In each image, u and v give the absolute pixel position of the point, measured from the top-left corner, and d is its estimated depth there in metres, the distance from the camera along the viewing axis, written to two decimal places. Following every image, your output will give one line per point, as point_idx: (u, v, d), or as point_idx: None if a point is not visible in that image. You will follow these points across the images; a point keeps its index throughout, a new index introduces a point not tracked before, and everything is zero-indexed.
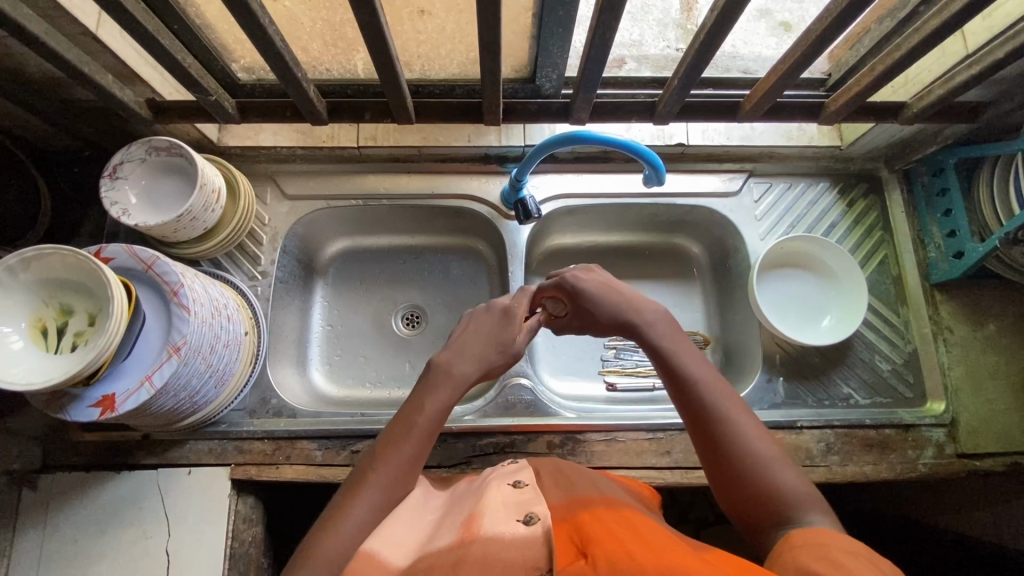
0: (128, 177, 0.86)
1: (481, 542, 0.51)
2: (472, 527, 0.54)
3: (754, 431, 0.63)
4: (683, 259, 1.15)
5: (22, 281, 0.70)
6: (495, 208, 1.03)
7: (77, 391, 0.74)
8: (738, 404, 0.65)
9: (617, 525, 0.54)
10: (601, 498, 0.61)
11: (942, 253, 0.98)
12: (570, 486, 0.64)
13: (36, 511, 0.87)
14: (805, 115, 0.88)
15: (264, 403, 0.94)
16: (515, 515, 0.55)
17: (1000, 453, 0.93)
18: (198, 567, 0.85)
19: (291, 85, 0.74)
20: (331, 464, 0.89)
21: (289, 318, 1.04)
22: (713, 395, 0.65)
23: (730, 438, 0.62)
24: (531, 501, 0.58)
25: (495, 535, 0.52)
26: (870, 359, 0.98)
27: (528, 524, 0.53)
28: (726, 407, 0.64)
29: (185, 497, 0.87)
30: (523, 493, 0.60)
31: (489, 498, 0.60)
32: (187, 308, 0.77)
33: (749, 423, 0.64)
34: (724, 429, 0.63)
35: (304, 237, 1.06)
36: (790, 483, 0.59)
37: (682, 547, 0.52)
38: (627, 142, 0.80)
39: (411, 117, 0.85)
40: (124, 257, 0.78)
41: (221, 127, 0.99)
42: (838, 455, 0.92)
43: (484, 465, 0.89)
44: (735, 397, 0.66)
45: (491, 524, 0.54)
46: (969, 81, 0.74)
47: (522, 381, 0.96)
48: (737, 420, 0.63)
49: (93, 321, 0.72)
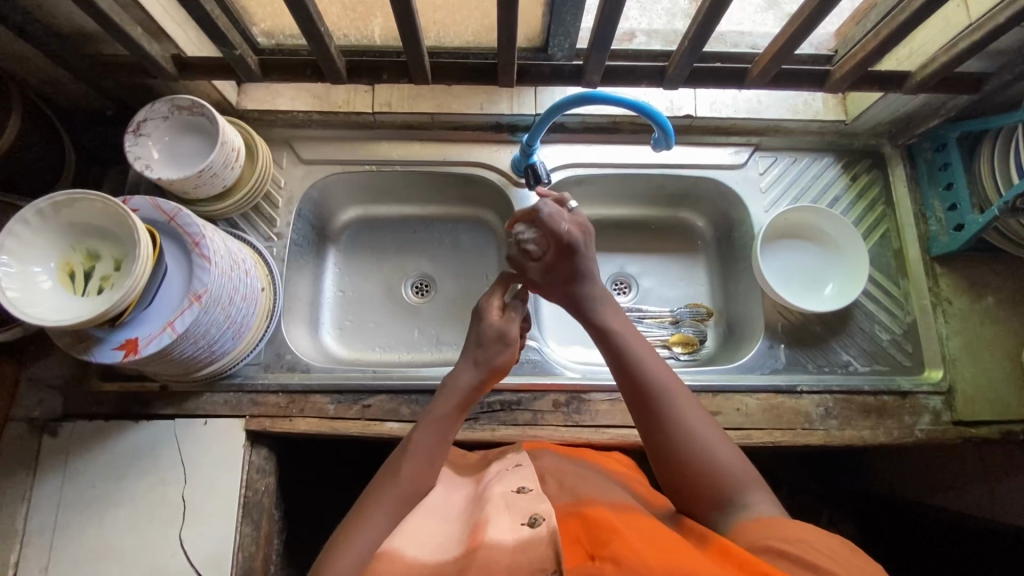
0: (151, 134, 0.88)
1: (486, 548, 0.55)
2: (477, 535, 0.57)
3: (694, 413, 0.69)
4: (688, 233, 1.18)
5: (51, 225, 0.73)
6: (506, 176, 1.06)
7: (101, 334, 0.76)
8: (682, 387, 0.72)
9: (620, 523, 0.59)
10: (605, 501, 0.66)
11: (944, 227, 1.00)
12: (574, 490, 0.69)
13: (57, 456, 0.90)
14: (811, 84, 0.90)
15: (279, 358, 0.96)
16: (520, 519, 0.59)
17: (996, 421, 0.95)
18: (213, 513, 0.88)
19: (313, 41, 0.76)
20: (343, 418, 0.92)
21: (303, 281, 1.07)
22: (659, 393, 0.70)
23: (672, 418, 0.69)
24: (534, 501, 0.61)
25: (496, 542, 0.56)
26: (870, 328, 1.00)
27: (533, 527, 0.57)
28: (671, 389, 0.70)
29: (201, 446, 0.90)
30: (528, 495, 0.63)
31: (494, 498, 0.63)
32: (208, 259, 0.79)
33: (689, 405, 0.70)
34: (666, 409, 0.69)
35: (318, 202, 1.09)
36: (727, 463, 0.66)
37: (681, 545, 0.57)
38: (640, 103, 0.83)
39: (427, 78, 0.87)
40: (148, 209, 0.81)
41: (240, 91, 1.02)
42: (837, 419, 0.94)
43: (492, 421, 0.92)
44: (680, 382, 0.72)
45: (497, 528, 0.57)
46: (970, 48, 0.77)
47: (530, 343, 0.99)
48: (681, 401, 0.70)
49: (119, 266, 0.75)
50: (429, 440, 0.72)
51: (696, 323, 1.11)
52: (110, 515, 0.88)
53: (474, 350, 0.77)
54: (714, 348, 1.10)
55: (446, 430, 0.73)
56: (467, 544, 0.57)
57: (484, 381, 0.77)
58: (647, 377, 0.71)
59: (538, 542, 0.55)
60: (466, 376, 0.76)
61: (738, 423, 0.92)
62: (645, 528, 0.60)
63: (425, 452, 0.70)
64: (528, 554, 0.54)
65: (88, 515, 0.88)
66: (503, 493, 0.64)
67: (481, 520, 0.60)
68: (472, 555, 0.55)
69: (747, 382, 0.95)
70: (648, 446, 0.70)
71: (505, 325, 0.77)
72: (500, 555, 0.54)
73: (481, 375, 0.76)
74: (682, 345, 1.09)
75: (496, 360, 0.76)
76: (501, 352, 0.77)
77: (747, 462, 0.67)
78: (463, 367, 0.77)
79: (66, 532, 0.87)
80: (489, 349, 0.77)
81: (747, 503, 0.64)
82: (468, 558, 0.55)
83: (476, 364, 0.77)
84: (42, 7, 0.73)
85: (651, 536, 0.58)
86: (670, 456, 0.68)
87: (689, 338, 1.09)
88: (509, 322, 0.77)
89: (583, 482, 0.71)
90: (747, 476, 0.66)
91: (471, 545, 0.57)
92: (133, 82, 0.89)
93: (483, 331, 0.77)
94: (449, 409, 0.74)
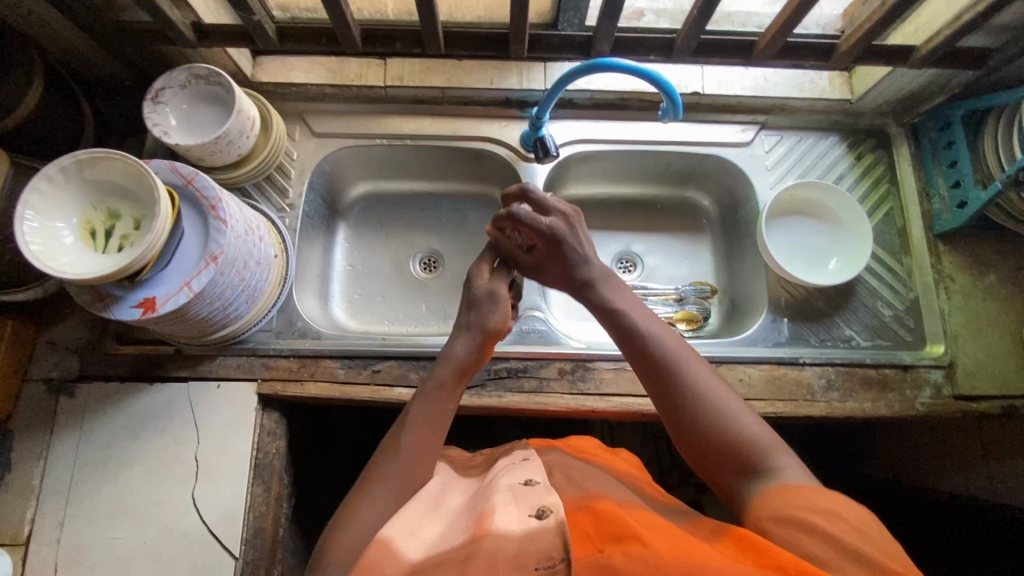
0: (169, 102, 0.90)
1: (493, 537, 0.57)
2: (484, 524, 0.59)
3: (710, 380, 0.69)
4: (693, 212, 1.19)
5: (75, 184, 0.75)
6: (514, 150, 1.07)
7: (120, 293, 0.78)
8: (695, 357, 0.71)
9: (631, 519, 0.61)
10: (614, 497, 0.68)
11: (947, 204, 1.01)
12: (583, 485, 0.70)
13: (73, 415, 0.92)
14: (817, 57, 0.91)
15: (290, 325, 0.99)
16: (528, 511, 0.61)
17: (996, 396, 0.96)
18: (225, 473, 0.90)
19: (330, 7, 0.78)
20: (353, 382, 0.94)
21: (314, 253, 1.09)
22: (678, 362, 0.69)
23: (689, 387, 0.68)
24: (542, 493, 0.63)
25: (506, 532, 0.57)
26: (872, 304, 1.01)
27: (540, 518, 0.59)
28: (685, 356, 0.70)
29: (214, 409, 0.92)
30: (534, 487, 0.65)
31: (501, 490, 0.65)
32: (224, 221, 0.81)
33: (705, 371, 0.70)
34: (682, 377, 0.69)
35: (330, 175, 1.11)
36: (756, 433, 0.65)
37: (690, 538, 0.58)
38: (648, 72, 0.85)
39: (440, 46, 0.89)
40: (166, 173, 0.83)
41: (255, 64, 1.04)
42: (839, 391, 0.95)
43: (498, 388, 0.93)
44: (694, 352, 0.72)
45: (505, 519, 0.59)
46: (975, 20, 0.79)
47: (536, 314, 1.01)
48: (696, 368, 0.70)
49: (138, 225, 0.77)
50: (428, 413, 0.72)
51: (700, 300, 1.12)
52: (125, 474, 0.90)
53: (468, 315, 0.78)
54: (717, 325, 1.12)
55: (444, 399, 0.73)
56: (474, 531, 0.59)
57: (481, 346, 0.77)
58: (660, 346, 0.71)
59: (545, 531, 0.57)
60: (462, 343, 0.77)
61: (741, 393, 0.94)
62: (653, 524, 0.61)
63: (422, 422, 0.71)
64: (535, 543, 0.56)
65: (104, 473, 0.90)
66: (510, 485, 0.66)
67: (488, 510, 0.62)
68: (478, 543, 0.57)
69: (750, 353, 0.97)
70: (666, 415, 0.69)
71: (496, 286, 0.79)
72: (507, 545, 0.56)
73: (475, 340, 0.76)
74: (685, 321, 1.09)
75: (489, 322, 0.77)
76: (492, 311, 0.77)
77: (768, 427, 0.66)
78: (457, 334, 0.78)
79: (82, 490, 0.89)
80: (483, 313, 0.78)
81: (771, 468, 0.62)
82: (474, 545, 0.57)
83: (470, 330, 0.77)
84: None
85: (663, 534, 0.59)
86: (689, 423, 0.67)
87: (693, 315, 1.09)
88: (498, 282, 0.79)
89: (592, 478, 0.73)
90: (769, 441, 0.64)
91: (477, 532, 0.59)
92: (152, 50, 0.92)
93: (474, 295, 0.79)
94: (445, 376, 0.75)
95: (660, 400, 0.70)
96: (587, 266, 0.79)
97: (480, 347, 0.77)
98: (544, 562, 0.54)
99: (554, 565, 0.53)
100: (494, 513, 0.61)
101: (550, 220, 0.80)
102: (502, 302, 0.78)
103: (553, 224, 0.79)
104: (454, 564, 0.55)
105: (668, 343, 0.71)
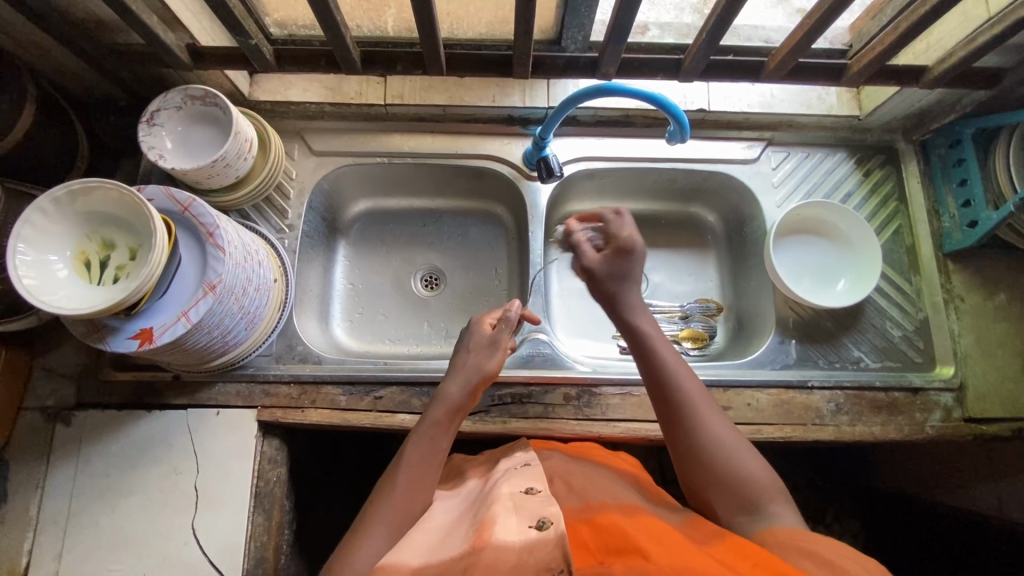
0: (165, 124, 0.88)
1: (492, 548, 0.55)
2: (483, 534, 0.57)
3: (725, 429, 0.69)
4: (698, 228, 1.17)
5: (68, 214, 0.73)
6: (517, 169, 1.06)
7: (117, 324, 0.76)
8: (712, 405, 0.71)
9: (628, 528, 0.60)
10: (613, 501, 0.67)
11: (957, 223, 1.00)
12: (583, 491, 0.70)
13: (69, 444, 0.90)
14: (827, 77, 0.90)
15: (290, 349, 0.97)
16: (528, 521, 0.58)
17: (1007, 419, 0.95)
18: (225, 503, 0.88)
19: (331, 31, 0.77)
20: (354, 409, 0.93)
21: (314, 273, 1.07)
22: (688, 392, 0.71)
23: (699, 425, 0.69)
24: (545, 504, 0.61)
25: (507, 543, 0.55)
26: (881, 325, 1.00)
27: (540, 530, 0.57)
28: (703, 407, 0.70)
29: (213, 436, 0.91)
30: (535, 498, 0.62)
31: (501, 499, 0.63)
32: (222, 249, 0.79)
33: (715, 412, 0.71)
34: (692, 413, 0.70)
35: (330, 194, 1.09)
36: (759, 475, 0.66)
37: (688, 545, 0.58)
38: (655, 96, 0.84)
39: (442, 68, 0.87)
40: (162, 199, 0.81)
41: (253, 82, 1.02)
42: (848, 415, 0.94)
43: (503, 414, 0.92)
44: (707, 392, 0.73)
45: (505, 529, 0.57)
46: (990, 43, 0.77)
47: (540, 336, 0.99)
48: (704, 406, 0.70)
49: (134, 255, 0.75)
50: (422, 449, 0.72)
51: (705, 318, 1.10)
52: (124, 503, 0.88)
53: (464, 356, 0.80)
54: (724, 343, 1.10)
55: (438, 439, 0.74)
56: (473, 541, 0.57)
57: (475, 390, 0.77)
58: (672, 381, 0.71)
59: (545, 544, 0.55)
60: (456, 383, 0.77)
61: (750, 418, 0.92)
62: (653, 535, 0.59)
63: (415, 461, 0.71)
64: (535, 554, 0.54)
65: (102, 502, 0.88)
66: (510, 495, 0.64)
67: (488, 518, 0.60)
68: (477, 554, 0.55)
69: (758, 377, 0.95)
70: (673, 442, 0.71)
71: (497, 333, 0.81)
72: (507, 556, 0.54)
73: (470, 381, 0.77)
74: (691, 340, 1.08)
75: (483, 367, 0.78)
76: (489, 356, 0.79)
77: (774, 474, 0.67)
78: (451, 375, 0.78)
79: (80, 520, 0.88)
80: (476, 360, 0.79)
81: (771, 515, 0.63)
82: (473, 556, 0.55)
83: (466, 371, 0.78)
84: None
85: (662, 540, 0.58)
86: (696, 464, 0.68)
87: (698, 333, 1.08)
88: (498, 329, 0.81)
89: (593, 482, 0.72)
90: (775, 493, 0.65)
91: (477, 541, 0.56)
92: (147, 71, 0.90)
93: (473, 339, 0.81)
94: (440, 415, 0.75)
95: (670, 432, 0.71)
96: (632, 286, 0.78)
97: (474, 389, 0.77)
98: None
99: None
100: (494, 522, 0.59)
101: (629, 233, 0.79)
102: (499, 351, 0.80)
103: (631, 238, 0.78)
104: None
105: (690, 394, 0.71)
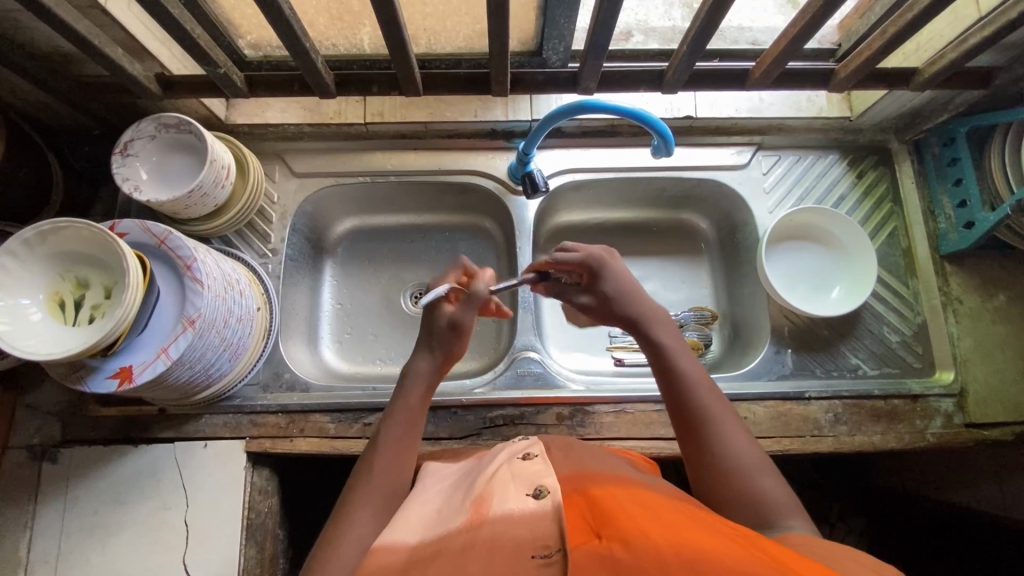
0: (139, 154, 0.86)
1: (492, 522, 0.53)
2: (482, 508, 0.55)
3: (742, 435, 0.67)
4: (691, 234, 1.15)
5: (38, 255, 0.71)
6: (502, 183, 1.04)
7: (95, 363, 0.74)
8: (727, 407, 0.70)
9: (624, 499, 0.55)
10: (608, 473, 0.62)
11: (953, 224, 0.97)
12: (580, 462, 0.66)
13: (56, 483, 0.89)
14: (816, 83, 0.88)
15: (277, 377, 0.96)
16: (526, 490, 0.56)
17: (1008, 423, 0.92)
18: (214, 536, 0.87)
19: (300, 57, 0.75)
20: (343, 437, 0.92)
21: (299, 295, 1.05)
22: (704, 399, 0.69)
23: (721, 442, 0.66)
24: (541, 473, 0.59)
25: (505, 513, 0.53)
26: (879, 331, 0.98)
27: (538, 498, 0.54)
28: (722, 407, 0.69)
29: (201, 469, 0.89)
30: (534, 468, 0.61)
31: (500, 473, 0.62)
32: (200, 282, 0.77)
33: (737, 430, 0.67)
34: (714, 431, 0.67)
35: (313, 215, 1.07)
36: (776, 491, 0.62)
37: (691, 516, 0.52)
38: (638, 112, 0.83)
39: (419, 90, 0.86)
40: (137, 233, 0.78)
41: (229, 105, 1.00)
42: (847, 425, 0.92)
43: (494, 436, 0.90)
44: (724, 402, 0.70)
45: (504, 502, 0.55)
46: (980, 44, 0.75)
47: (531, 355, 0.98)
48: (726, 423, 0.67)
49: (109, 294, 0.74)
50: (393, 433, 0.70)
51: (700, 326, 1.08)
52: (113, 541, 0.87)
53: (425, 336, 0.77)
54: (720, 352, 1.08)
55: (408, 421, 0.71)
56: (471, 516, 0.55)
57: (440, 366, 0.77)
58: (693, 396, 0.69)
59: (542, 515, 0.52)
60: (423, 363, 0.76)
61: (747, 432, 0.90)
62: (649, 503, 0.54)
63: (392, 447, 0.69)
64: (529, 524, 0.51)
65: (91, 542, 0.87)
66: (508, 467, 0.62)
67: (486, 493, 0.58)
68: (476, 531, 0.53)
69: (754, 390, 0.94)
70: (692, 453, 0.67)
71: (460, 315, 0.77)
72: (505, 528, 0.52)
73: (437, 359, 0.76)
74: None
75: (446, 349, 0.77)
76: (453, 341, 0.77)
77: (788, 487, 0.63)
78: (418, 354, 0.76)
79: (68, 561, 0.86)
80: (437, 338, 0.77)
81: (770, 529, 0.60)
82: (471, 533, 0.53)
83: (430, 349, 0.76)
84: (18, 30, 0.72)
85: (661, 509, 0.53)
86: (719, 475, 0.64)
87: (694, 343, 1.05)
88: (463, 312, 0.77)
89: (591, 454, 0.69)
90: (784, 501, 0.61)
91: (475, 517, 0.55)
92: (120, 101, 0.89)
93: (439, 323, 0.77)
94: (411, 397, 0.73)
95: (693, 450, 0.67)
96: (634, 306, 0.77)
97: (440, 367, 0.77)
98: (539, 550, 0.48)
99: (550, 554, 0.47)
100: (494, 495, 0.57)
101: (598, 251, 0.82)
102: (463, 338, 0.78)
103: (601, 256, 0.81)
104: (452, 552, 0.51)
105: (706, 393, 0.69)
